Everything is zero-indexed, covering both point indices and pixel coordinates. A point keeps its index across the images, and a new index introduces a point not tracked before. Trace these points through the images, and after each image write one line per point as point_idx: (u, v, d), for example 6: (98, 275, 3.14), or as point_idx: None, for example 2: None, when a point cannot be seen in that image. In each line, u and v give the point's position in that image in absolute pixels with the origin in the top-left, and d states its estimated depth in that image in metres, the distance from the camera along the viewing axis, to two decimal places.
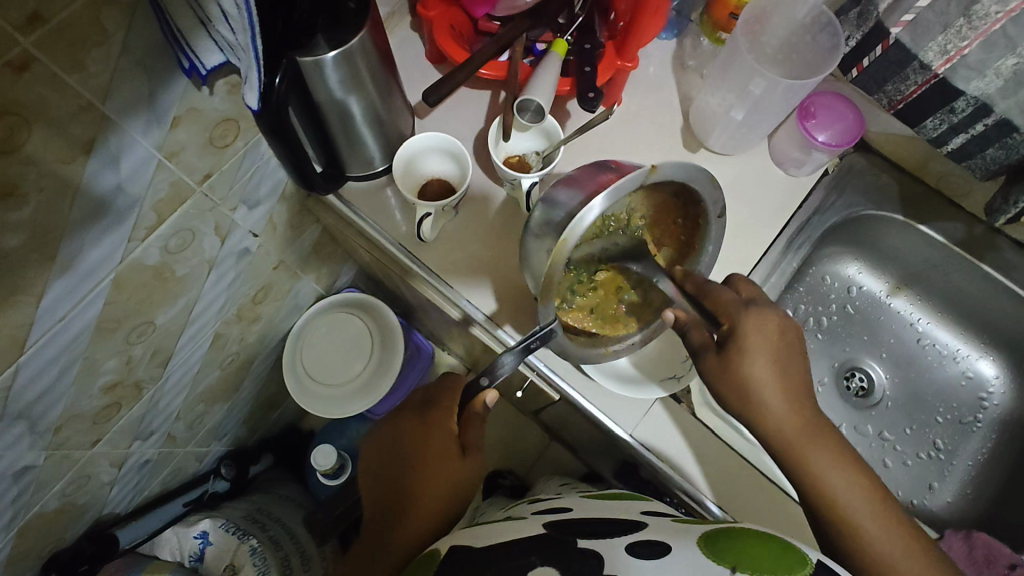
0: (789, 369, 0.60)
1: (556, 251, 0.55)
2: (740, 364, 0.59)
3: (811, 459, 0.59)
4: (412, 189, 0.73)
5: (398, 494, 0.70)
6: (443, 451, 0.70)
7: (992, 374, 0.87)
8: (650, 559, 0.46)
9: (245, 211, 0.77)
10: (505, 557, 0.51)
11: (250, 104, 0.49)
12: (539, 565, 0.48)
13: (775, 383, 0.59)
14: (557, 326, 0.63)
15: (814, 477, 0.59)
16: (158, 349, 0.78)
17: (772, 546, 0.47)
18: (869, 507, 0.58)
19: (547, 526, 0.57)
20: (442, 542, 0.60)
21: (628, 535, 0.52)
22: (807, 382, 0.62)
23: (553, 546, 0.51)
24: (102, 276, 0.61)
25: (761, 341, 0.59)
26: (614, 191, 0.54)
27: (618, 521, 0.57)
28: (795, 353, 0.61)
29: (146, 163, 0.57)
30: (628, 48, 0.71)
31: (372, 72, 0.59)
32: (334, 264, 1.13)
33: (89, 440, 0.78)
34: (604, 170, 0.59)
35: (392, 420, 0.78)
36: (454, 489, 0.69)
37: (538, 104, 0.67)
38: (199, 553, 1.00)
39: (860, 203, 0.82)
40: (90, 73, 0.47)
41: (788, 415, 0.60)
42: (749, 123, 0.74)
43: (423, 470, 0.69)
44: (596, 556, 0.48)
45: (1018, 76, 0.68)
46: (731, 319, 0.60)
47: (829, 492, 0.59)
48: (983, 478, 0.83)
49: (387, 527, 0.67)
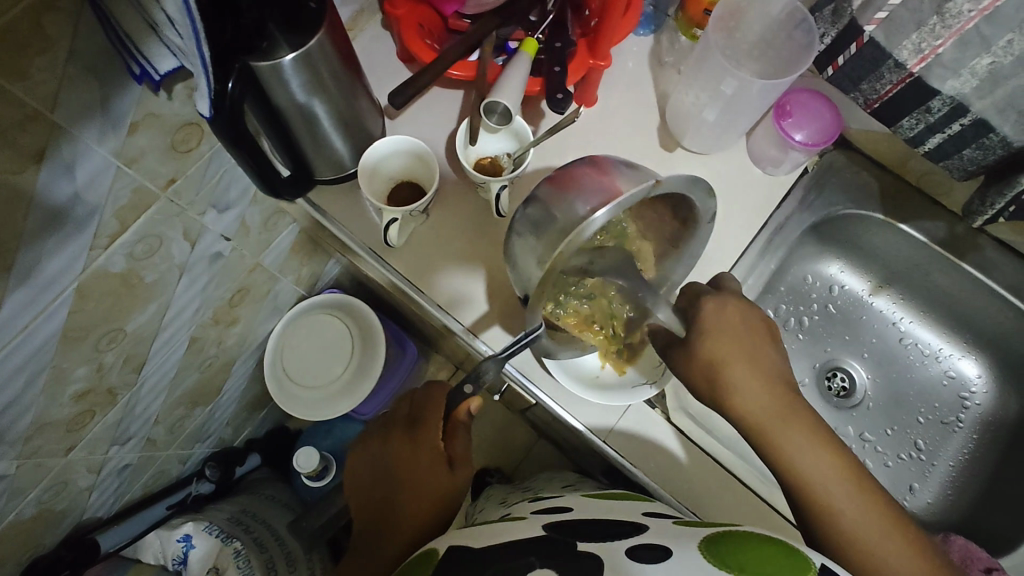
0: (752, 351, 0.61)
1: (550, 264, 0.53)
2: (701, 342, 0.60)
3: (782, 441, 0.59)
4: (381, 195, 0.73)
5: (383, 503, 0.69)
6: (431, 460, 0.68)
7: (975, 373, 0.86)
8: (651, 564, 0.45)
9: (215, 214, 0.76)
10: (497, 558, 0.50)
11: (202, 112, 0.48)
12: (538, 566, 0.47)
13: (741, 362, 0.60)
14: (542, 332, 0.61)
15: (783, 455, 0.59)
16: (130, 356, 0.76)
17: (772, 548, 0.46)
18: (843, 486, 0.57)
19: (547, 529, 0.55)
20: (440, 542, 0.59)
21: (627, 539, 0.51)
22: (774, 362, 0.61)
23: (552, 547, 0.50)
24: (64, 284, 0.59)
25: (722, 325, 0.60)
26: (617, 206, 0.51)
27: (618, 523, 0.56)
28: (759, 336, 0.62)
29: (103, 170, 0.56)
30: (601, 46, 0.69)
31: (335, 75, 0.58)
32: (315, 264, 1.12)
33: (62, 448, 0.77)
34: (585, 167, 0.57)
35: (381, 429, 0.74)
36: (444, 496, 0.67)
37: (505, 107, 0.65)
38: (182, 557, 0.97)
39: (839, 202, 0.81)
40: (34, 81, 0.46)
41: (754, 393, 0.60)
42: (724, 122, 0.72)
43: (410, 479, 0.68)
44: (597, 561, 0.47)
45: (993, 75, 0.66)
46: (693, 306, 0.62)
47: (804, 476, 0.58)
48: (964, 475, 0.83)
49: (377, 537, 0.67)
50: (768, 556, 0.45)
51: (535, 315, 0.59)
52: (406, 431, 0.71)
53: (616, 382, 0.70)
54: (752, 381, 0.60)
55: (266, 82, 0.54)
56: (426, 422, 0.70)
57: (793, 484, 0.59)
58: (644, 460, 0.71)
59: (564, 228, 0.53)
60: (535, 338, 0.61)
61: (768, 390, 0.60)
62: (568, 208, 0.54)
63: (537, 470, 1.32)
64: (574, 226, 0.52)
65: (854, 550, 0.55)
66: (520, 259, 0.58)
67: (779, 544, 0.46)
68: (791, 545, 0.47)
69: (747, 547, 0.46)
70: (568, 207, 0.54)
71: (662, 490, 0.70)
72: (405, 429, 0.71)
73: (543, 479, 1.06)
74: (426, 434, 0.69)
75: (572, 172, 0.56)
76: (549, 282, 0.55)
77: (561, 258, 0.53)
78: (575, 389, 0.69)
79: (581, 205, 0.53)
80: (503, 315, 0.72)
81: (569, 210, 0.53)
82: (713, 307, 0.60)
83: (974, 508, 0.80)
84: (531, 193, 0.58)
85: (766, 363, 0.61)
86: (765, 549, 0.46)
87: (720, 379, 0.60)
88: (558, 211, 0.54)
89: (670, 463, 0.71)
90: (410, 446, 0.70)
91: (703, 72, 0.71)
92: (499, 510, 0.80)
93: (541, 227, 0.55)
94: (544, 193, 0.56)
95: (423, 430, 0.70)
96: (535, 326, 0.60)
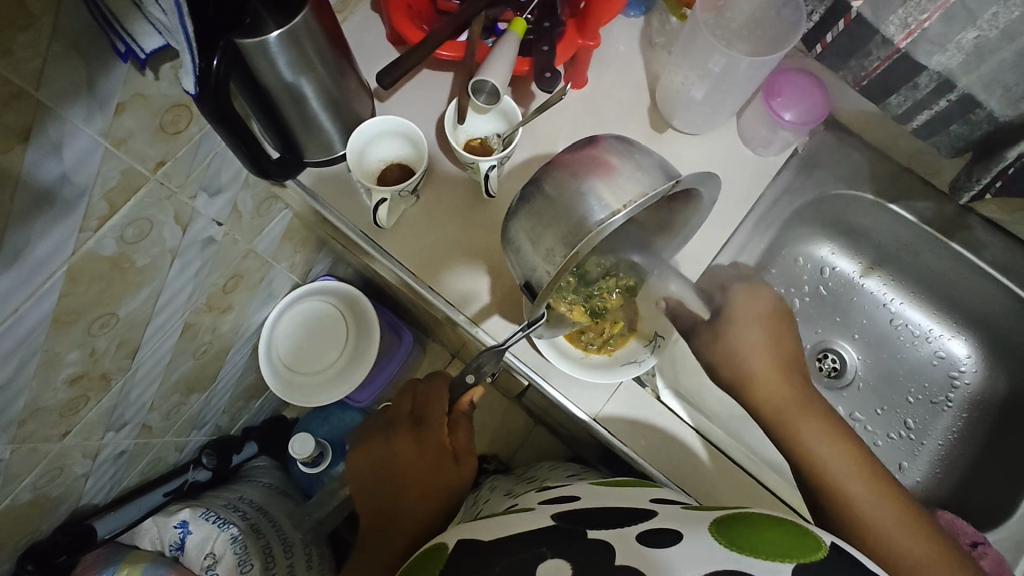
0: (774, 337, 0.69)
1: (564, 262, 0.51)
2: (728, 327, 0.68)
3: (799, 426, 0.65)
4: (372, 179, 0.72)
5: (387, 498, 0.69)
6: (435, 455, 0.68)
7: (964, 353, 0.86)
8: (664, 549, 0.46)
9: (206, 198, 0.76)
10: (508, 550, 0.50)
11: (187, 89, 0.48)
12: (549, 557, 0.47)
13: (762, 350, 0.68)
14: (541, 322, 0.58)
15: (799, 442, 0.65)
16: (124, 340, 0.77)
17: (786, 531, 0.47)
18: (854, 471, 0.63)
19: (555, 517, 0.55)
20: (448, 535, 0.58)
21: (640, 525, 0.51)
22: (794, 357, 0.69)
23: (563, 537, 0.50)
24: (54, 268, 0.59)
25: (748, 318, 0.69)
26: (638, 207, 0.50)
27: (628, 510, 0.55)
28: (781, 330, 0.69)
29: (90, 151, 0.55)
30: (589, 27, 0.70)
31: (322, 54, 0.58)
32: (308, 251, 1.13)
33: (57, 433, 0.77)
34: (598, 156, 0.54)
35: (385, 425, 0.74)
36: (449, 488, 0.68)
37: (493, 86, 0.64)
38: (179, 543, 0.96)
39: (829, 183, 0.81)
40: (18, 59, 0.46)
41: (772, 381, 0.67)
42: (713, 100, 0.73)
43: (413, 471, 0.68)
44: (608, 548, 0.47)
45: (979, 50, 0.68)
46: (725, 295, 0.71)
47: (818, 460, 0.64)
48: (950, 455, 0.84)
49: (383, 532, 0.67)
50: (783, 536, 0.46)
51: (538, 310, 0.56)
52: (412, 427, 0.71)
53: (605, 360, 0.69)
54: (772, 369, 0.67)
55: (252, 60, 0.53)
56: (429, 420, 0.70)
57: (806, 470, 0.64)
58: (637, 440, 0.71)
59: (571, 224, 0.52)
60: (534, 328, 0.59)
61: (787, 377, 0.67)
62: (574, 200, 0.52)
63: (535, 456, 1.33)
64: (590, 225, 0.50)
65: (861, 529, 0.61)
66: (512, 245, 0.58)
67: (793, 526, 0.48)
68: (801, 526, 0.48)
69: (760, 528, 0.48)
70: (573, 198, 0.52)
71: (658, 474, 0.71)
72: (411, 423, 0.71)
73: (541, 468, 1.06)
74: (430, 430, 0.69)
75: (580, 159, 0.55)
76: (553, 288, 0.52)
77: (576, 257, 0.51)
78: (571, 369, 0.68)
79: (592, 203, 0.51)
80: (494, 297, 0.73)
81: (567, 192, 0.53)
82: (742, 297, 0.70)
83: (962, 483, 0.81)
84: (537, 175, 0.56)
85: (786, 351, 0.69)
86: (780, 531, 0.47)
87: (742, 364, 0.67)
88: (560, 196, 0.53)
89: (666, 446, 0.71)
90: (415, 443, 0.69)
91: (692, 51, 0.71)
92: (504, 501, 0.79)
93: (529, 202, 0.55)
94: (551, 180, 0.55)
95: (426, 426, 0.69)
96: (536, 318, 0.57)
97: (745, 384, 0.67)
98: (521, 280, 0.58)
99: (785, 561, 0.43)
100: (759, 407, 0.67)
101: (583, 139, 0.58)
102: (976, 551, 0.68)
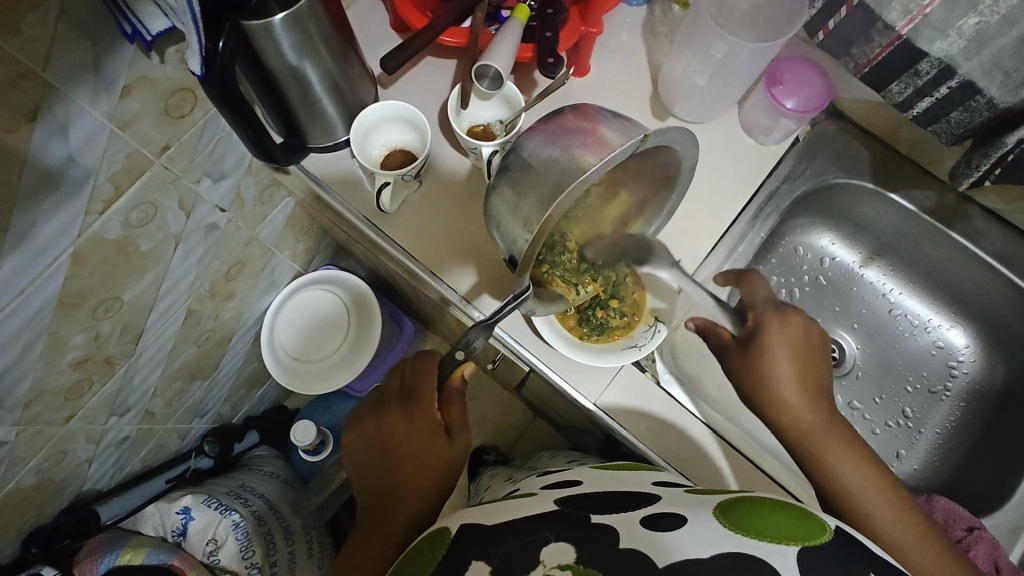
0: (803, 355, 0.68)
1: (540, 228, 0.49)
2: (759, 353, 0.68)
3: (823, 445, 0.65)
4: (375, 164, 0.73)
5: (384, 484, 0.68)
6: (428, 429, 0.68)
7: (963, 343, 0.88)
8: (668, 532, 0.46)
9: (210, 183, 0.77)
10: (510, 535, 0.51)
11: (193, 70, 0.48)
12: (553, 540, 0.48)
13: (792, 377, 0.67)
14: (530, 293, 0.57)
15: (830, 466, 0.64)
16: (128, 325, 0.77)
17: (795, 512, 0.48)
18: (879, 493, 0.62)
19: (559, 502, 0.56)
20: (450, 521, 0.58)
21: (644, 508, 0.51)
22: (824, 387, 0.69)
23: (567, 520, 0.50)
24: (61, 249, 0.60)
25: (780, 338, 0.68)
26: (609, 162, 0.47)
27: (631, 494, 0.56)
28: (807, 351, 0.68)
29: (97, 134, 0.56)
30: (592, 13, 0.71)
31: (326, 37, 0.58)
32: (311, 240, 1.13)
33: (63, 416, 0.77)
34: (576, 116, 0.53)
35: (374, 405, 0.73)
36: (447, 466, 0.68)
37: (496, 70, 0.65)
38: (182, 528, 0.97)
39: (829, 171, 0.82)
40: (26, 39, 0.46)
41: (802, 401, 0.66)
42: (714, 88, 0.74)
43: (409, 451, 0.68)
44: (612, 531, 0.48)
45: (980, 36, 0.68)
46: (760, 317, 0.70)
47: (853, 488, 0.63)
48: (948, 441, 0.85)
49: (381, 515, 0.66)
50: (791, 519, 0.47)
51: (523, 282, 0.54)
52: (403, 405, 0.70)
53: (607, 346, 0.70)
54: (797, 391, 0.66)
55: (256, 42, 0.54)
56: (419, 396, 0.69)
57: (834, 489, 0.64)
58: (636, 425, 0.72)
59: (544, 183, 0.49)
60: (522, 302, 0.58)
61: (820, 406, 0.66)
62: (552, 162, 0.50)
63: (535, 446, 1.34)
64: (559, 179, 0.48)
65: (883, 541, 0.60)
66: (491, 218, 0.55)
67: (801, 508, 0.49)
68: (808, 509, 0.49)
69: (769, 510, 0.48)
70: (550, 159, 0.50)
71: (659, 458, 0.71)
72: (401, 401, 0.71)
73: (544, 455, 1.07)
74: (422, 406, 0.69)
75: (558, 124, 0.52)
76: (531, 262, 0.52)
77: (551, 220, 0.49)
78: (569, 351, 0.69)
79: (567, 160, 0.49)
80: (491, 281, 0.73)
81: (547, 160, 0.50)
82: (774, 320, 0.69)
83: (959, 470, 0.82)
84: (513, 145, 0.54)
85: (814, 377, 0.68)
86: (783, 512, 0.48)
87: (772, 390, 0.67)
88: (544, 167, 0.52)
89: (665, 433, 0.71)
90: (407, 421, 0.69)
91: (695, 38, 0.71)
92: (506, 487, 0.81)
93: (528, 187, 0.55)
94: (527, 146, 0.52)
95: (418, 402, 0.69)
96: (524, 289, 0.56)
97: (776, 409, 0.67)
98: (506, 254, 0.55)
99: (789, 544, 0.44)
100: (790, 427, 0.66)
101: (570, 105, 0.55)
102: (974, 535, 0.69)
